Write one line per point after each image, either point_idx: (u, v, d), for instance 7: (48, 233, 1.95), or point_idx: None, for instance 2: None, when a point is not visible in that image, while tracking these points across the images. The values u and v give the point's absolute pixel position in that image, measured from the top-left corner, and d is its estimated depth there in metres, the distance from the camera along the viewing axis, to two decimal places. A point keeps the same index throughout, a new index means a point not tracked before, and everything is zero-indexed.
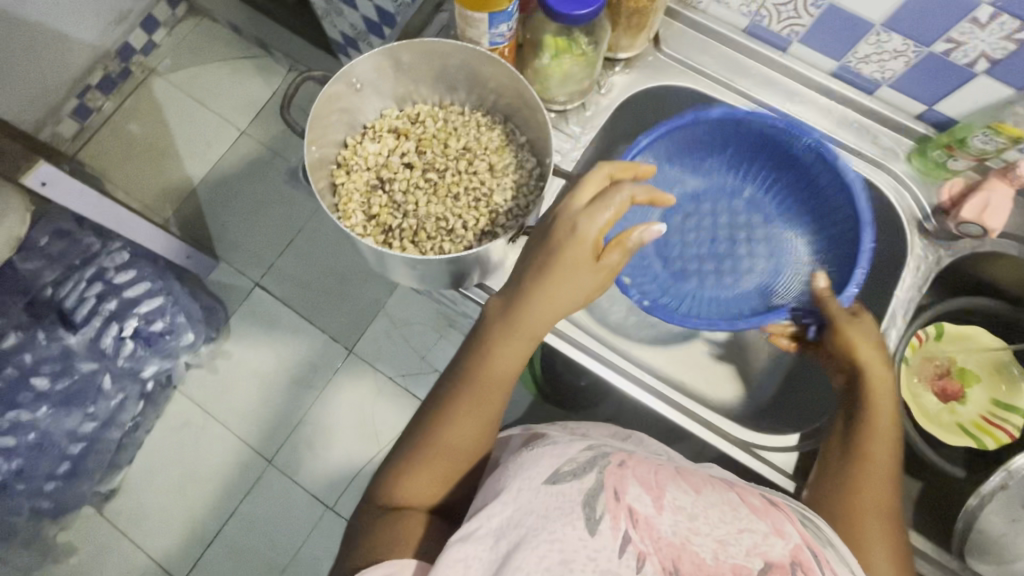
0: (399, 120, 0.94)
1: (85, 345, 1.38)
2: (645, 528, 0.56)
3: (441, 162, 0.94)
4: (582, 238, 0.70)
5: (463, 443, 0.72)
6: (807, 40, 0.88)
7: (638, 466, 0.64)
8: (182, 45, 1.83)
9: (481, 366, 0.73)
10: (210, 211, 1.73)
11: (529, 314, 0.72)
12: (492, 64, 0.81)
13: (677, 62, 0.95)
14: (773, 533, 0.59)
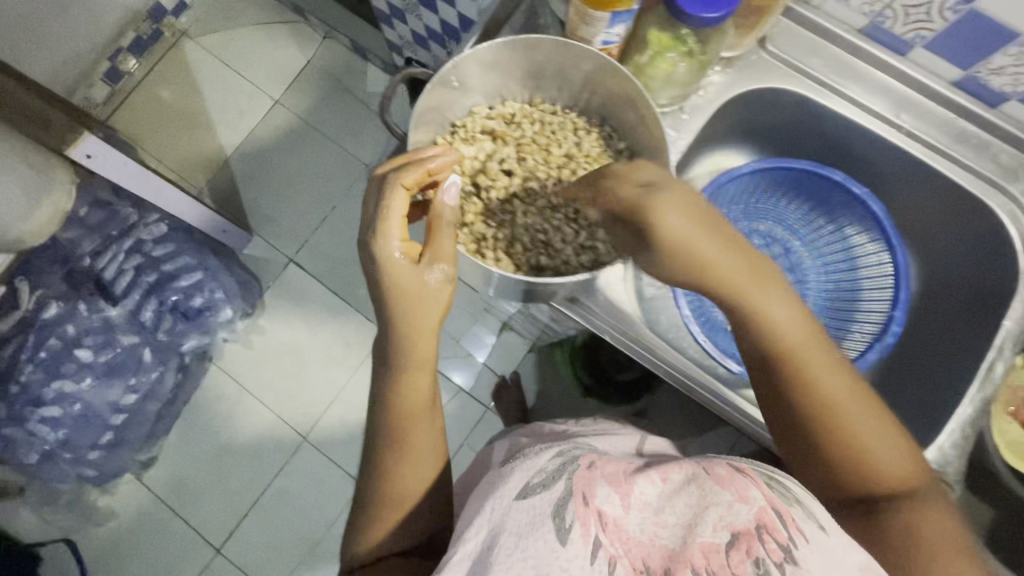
0: (494, 119, 0.87)
1: (126, 317, 1.39)
2: (614, 530, 0.51)
3: (538, 166, 0.86)
4: (394, 262, 0.72)
5: (409, 480, 0.73)
6: (935, 46, 0.74)
7: (606, 465, 0.58)
8: (215, 8, 1.76)
9: (396, 402, 0.75)
10: (243, 183, 1.69)
11: (409, 345, 0.74)
12: (599, 64, 0.74)
13: (782, 63, 0.83)
14: (737, 499, 0.52)
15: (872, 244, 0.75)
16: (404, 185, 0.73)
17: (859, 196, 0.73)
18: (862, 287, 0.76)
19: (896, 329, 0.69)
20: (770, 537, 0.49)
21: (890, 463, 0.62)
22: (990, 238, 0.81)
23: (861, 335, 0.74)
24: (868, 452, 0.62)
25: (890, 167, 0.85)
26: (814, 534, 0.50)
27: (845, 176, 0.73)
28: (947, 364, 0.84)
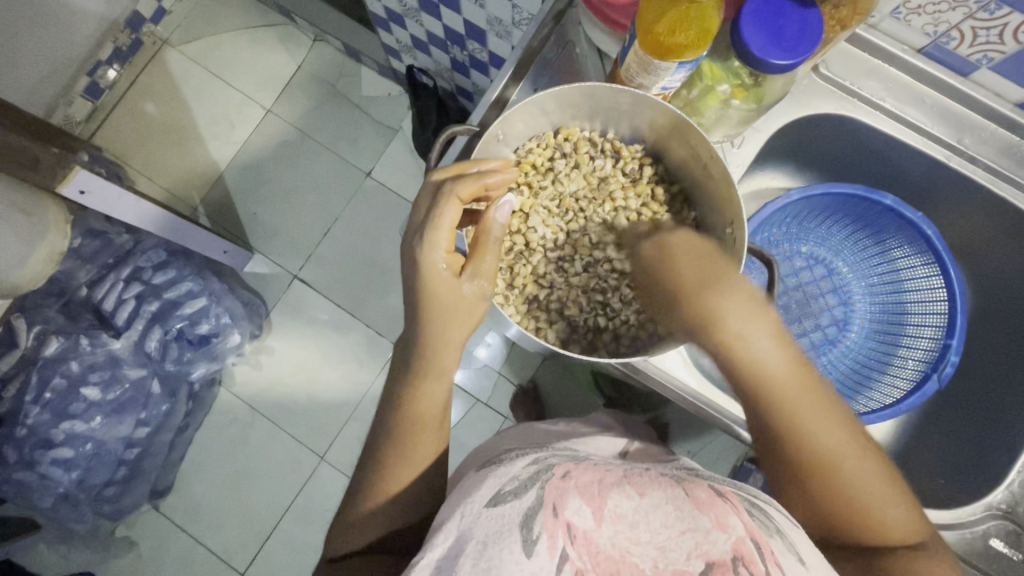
0: (535, 163, 0.71)
1: (130, 349, 1.33)
2: (583, 543, 0.46)
3: (591, 219, 0.73)
4: (436, 274, 0.63)
5: (403, 487, 0.64)
6: (1003, 69, 0.61)
7: (583, 474, 0.53)
8: (196, 13, 1.67)
9: (407, 410, 0.66)
10: (239, 199, 1.62)
11: (434, 360, 0.67)
12: (654, 112, 0.59)
13: (834, 87, 0.70)
14: (714, 527, 0.48)
15: (924, 267, 0.71)
16: (459, 199, 0.62)
17: (912, 221, 0.69)
18: (910, 312, 0.73)
19: (954, 361, 0.66)
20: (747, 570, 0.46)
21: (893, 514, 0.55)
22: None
23: (911, 365, 0.71)
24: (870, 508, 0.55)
25: (946, 196, 0.74)
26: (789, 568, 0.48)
27: (898, 203, 0.68)
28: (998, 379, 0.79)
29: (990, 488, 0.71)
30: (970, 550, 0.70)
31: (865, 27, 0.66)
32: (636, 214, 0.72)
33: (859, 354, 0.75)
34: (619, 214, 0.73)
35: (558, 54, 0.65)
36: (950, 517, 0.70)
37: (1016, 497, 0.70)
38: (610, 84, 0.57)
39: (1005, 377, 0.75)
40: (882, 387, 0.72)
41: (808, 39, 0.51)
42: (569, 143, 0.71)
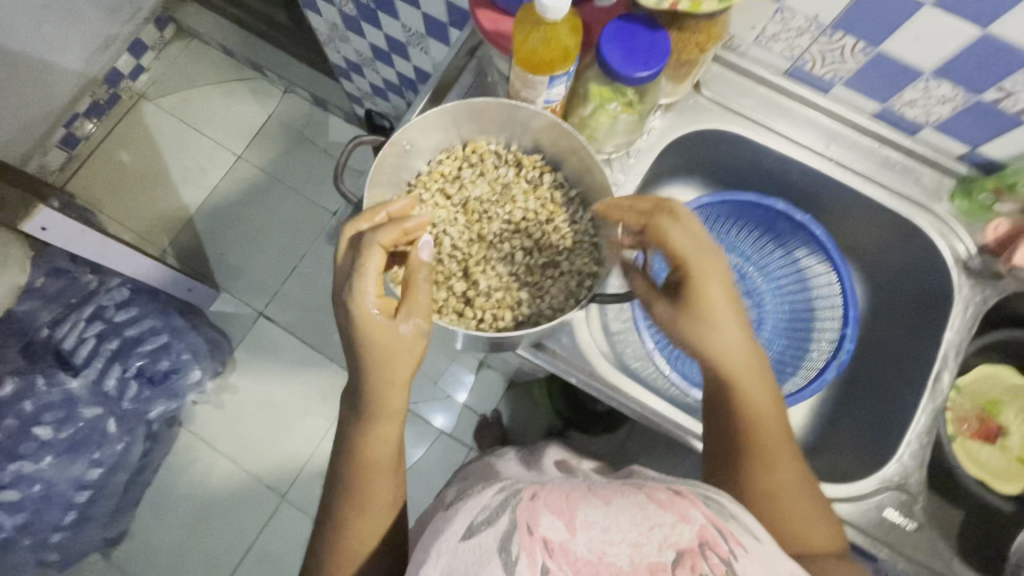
0: (443, 173, 0.73)
1: (87, 387, 1.31)
2: (561, 555, 0.41)
3: (493, 220, 0.74)
4: (369, 320, 0.62)
5: (371, 525, 0.63)
6: (854, 85, 0.65)
7: (552, 491, 0.47)
8: (172, 69, 1.78)
9: (355, 452, 0.64)
10: (208, 241, 1.67)
11: (374, 395, 0.63)
12: (544, 123, 0.63)
13: (718, 107, 0.71)
14: (679, 517, 0.44)
15: (818, 264, 0.77)
16: (382, 246, 0.62)
17: (802, 222, 0.74)
18: (814, 308, 0.78)
19: (849, 348, 0.71)
20: (715, 553, 0.43)
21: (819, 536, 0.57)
22: (921, 256, 0.70)
23: (818, 355, 0.75)
24: (791, 504, 0.58)
25: (831, 201, 0.74)
26: (752, 546, 0.45)
27: (786, 207, 0.74)
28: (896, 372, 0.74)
29: (883, 461, 0.68)
30: (868, 523, 0.65)
31: (736, 55, 0.70)
32: (535, 216, 0.74)
33: (772, 351, 0.79)
34: (519, 214, 0.74)
35: (473, 83, 0.73)
36: (846, 488, 0.66)
37: (909, 467, 0.66)
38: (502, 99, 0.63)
39: (898, 365, 0.73)
40: (792, 378, 0.76)
41: (665, 58, 0.53)
42: (477, 155, 0.73)
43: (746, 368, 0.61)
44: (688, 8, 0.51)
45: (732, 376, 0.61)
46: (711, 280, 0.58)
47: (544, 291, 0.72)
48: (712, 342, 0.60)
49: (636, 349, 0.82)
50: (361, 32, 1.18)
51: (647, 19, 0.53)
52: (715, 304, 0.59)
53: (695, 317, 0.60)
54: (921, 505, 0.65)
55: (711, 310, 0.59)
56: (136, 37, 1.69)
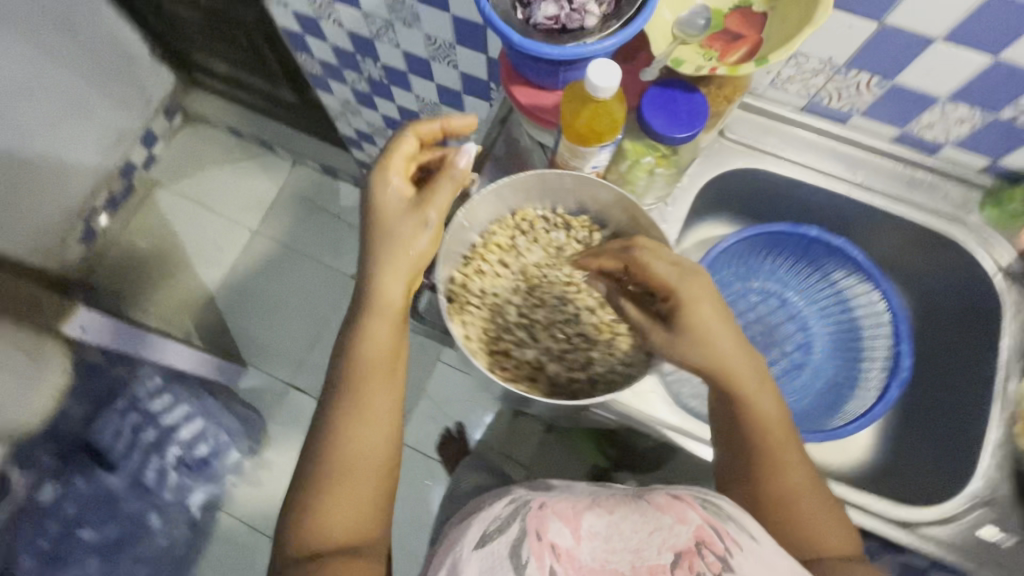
0: (498, 242, 0.68)
1: (127, 481, 1.30)
2: (568, 560, 0.44)
3: (556, 286, 0.68)
4: (388, 202, 0.59)
5: (367, 437, 0.55)
6: (872, 114, 0.68)
7: (560, 499, 0.51)
8: (183, 155, 1.83)
9: (354, 354, 0.57)
10: (231, 317, 1.69)
11: (377, 291, 0.58)
12: (597, 192, 0.63)
13: (743, 147, 0.74)
14: (677, 520, 0.46)
15: (859, 284, 0.79)
16: (417, 134, 0.61)
17: (838, 246, 0.77)
18: (861, 325, 0.79)
19: (908, 363, 0.71)
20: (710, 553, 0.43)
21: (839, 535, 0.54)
22: (961, 268, 0.72)
23: (875, 374, 0.76)
24: (799, 504, 0.55)
25: (863, 222, 0.76)
26: (748, 544, 0.45)
27: (821, 233, 0.77)
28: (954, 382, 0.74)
29: (967, 477, 0.67)
30: (963, 543, 0.64)
31: (754, 97, 0.73)
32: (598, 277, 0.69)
33: (829, 372, 0.80)
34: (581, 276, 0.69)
35: (506, 150, 0.75)
36: (938, 511, 0.65)
37: (997, 483, 0.66)
38: (552, 171, 0.62)
39: (963, 377, 0.73)
40: (855, 399, 0.76)
41: (703, 119, 0.55)
42: (527, 224, 0.68)
43: (745, 370, 0.57)
44: (727, 73, 0.53)
45: (739, 387, 0.57)
46: (701, 300, 0.55)
47: (617, 347, 0.66)
48: (718, 361, 0.56)
49: (693, 387, 0.79)
50: (373, 105, 1.23)
51: (683, 86, 0.56)
52: (710, 328, 0.56)
53: (692, 343, 0.56)
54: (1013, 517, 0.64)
55: (706, 333, 0.56)
56: (147, 128, 1.75)
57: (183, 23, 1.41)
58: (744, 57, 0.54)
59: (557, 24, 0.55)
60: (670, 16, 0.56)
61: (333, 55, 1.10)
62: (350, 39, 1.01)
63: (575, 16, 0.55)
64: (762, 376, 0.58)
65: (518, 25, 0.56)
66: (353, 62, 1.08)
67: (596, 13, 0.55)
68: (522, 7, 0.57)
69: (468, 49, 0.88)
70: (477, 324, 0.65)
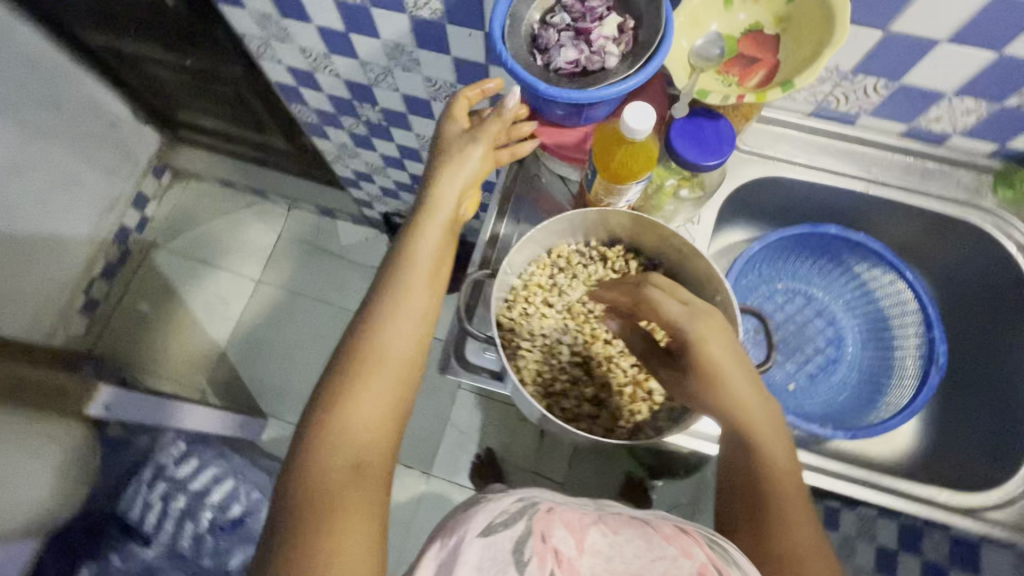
0: (538, 282, 0.69)
1: (163, 553, 1.25)
2: (568, 567, 0.43)
3: (599, 318, 0.70)
4: (447, 132, 0.64)
5: (408, 344, 0.55)
6: (879, 114, 0.70)
7: (566, 508, 0.50)
8: (176, 213, 1.82)
9: (401, 256, 0.59)
10: (245, 370, 1.67)
11: (428, 198, 0.61)
12: (631, 224, 0.65)
13: (755, 156, 0.76)
14: (680, 554, 0.45)
15: (884, 274, 0.80)
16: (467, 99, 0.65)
17: (859, 241, 0.78)
18: (888, 313, 0.81)
19: (943, 350, 0.73)
20: None
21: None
22: (982, 250, 0.75)
23: (911, 362, 0.77)
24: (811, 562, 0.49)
25: (879, 214, 0.78)
26: None
27: (841, 230, 0.78)
28: (989, 362, 0.76)
29: (1017, 457, 0.69)
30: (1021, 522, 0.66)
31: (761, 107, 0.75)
32: None
33: (863, 361, 0.82)
34: None
35: (526, 187, 0.75)
36: (995, 495, 0.67)
37: None
38: (586, 210, 0.64)
39: (998, 357, 0.75)
40: (894, 389, 0.77)
41: (731, 145, 0.58)
42: (563, 260, 0.70)
43: (759, 415, 0.54)
44: (755, 100, 0.56)
45: (750, 432, 0.53)
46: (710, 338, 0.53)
47: None
48: (730, 402, 0.53)
49: None
50: (371, 146, 1.23)
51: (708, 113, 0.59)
52: (722, 368, 0.53)
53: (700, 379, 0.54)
54: None
55: (716, 371, 0.53)
56: (138, 191, 1.72)
57: (167, 84, 1.41)
58: (763, 80, 0.57)
59: (579, 67, 0.57)
60: (686, 45, 0.58)
61: (329, 103, 1.10)
62: (347, 87, 1.02)
63: (595, 58, 0.57)
64: (776, 425, 0.55)
65: (538, 72, 0.57)
66: (350, 108, 1.09)
67: (615, 53, 0.57)
68: (539, 53, 0.58)
69: (469, 87, 0.89)
70: (530, 365, 0.68)
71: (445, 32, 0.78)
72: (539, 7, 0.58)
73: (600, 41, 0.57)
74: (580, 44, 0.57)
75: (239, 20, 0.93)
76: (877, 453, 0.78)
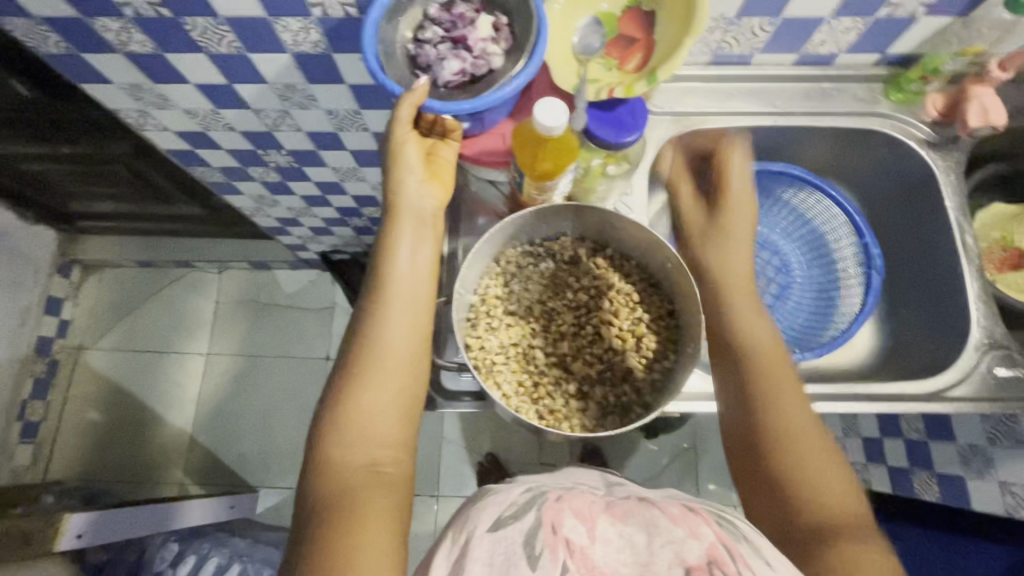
0: (495, 294, 0.69)
1: None
2: (580, 556, 0.42)
3: (563, 313, 0.70)
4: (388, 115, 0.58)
5: (407, 346, 0.54)
6: (770, 49, 0.73)
7: (575, 495, 0.49)
8: (98, 307, 1.68)
9: (380, 262, 0.56)
10: (219, 448, 1.59)
11: (392, 197, 0.58)
12: (572, 215, 0.66)
13: (670, 115, 0.78)
14: (688, 535, 0.43)
15: (809, 196, 0.85)
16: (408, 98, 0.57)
17: (780, 171, 0.82)
18: (823, 231, 0.85)
19: (877, 252, 0.80)
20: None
21: (855, 544, 0.51)
22: (892, 152, 0.80)
23: (853, 270, 0.83)
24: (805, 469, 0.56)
25: (792, 142, 0.82)
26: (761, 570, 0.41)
27: (763, 164, 0.81)
28: (921, 252, 0.82)
29: (966, 332, 0.74)
30: (987, 390, 0.71)
31: None
32: (595, 289, 0.71)
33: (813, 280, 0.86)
34: (583, 296, 0.71)
35: (459, 201, 0.74)
36: (956, 374, 0.72)
37: (992, 328, 0.73)
38: (524, 212, 0.64)
39: (925, 248, 0.81)
40: (846, 299, 0.82)
41: (641, 121, 0.61)
42: (513, 266, 0.70)
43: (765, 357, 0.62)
44: (624, 94, 0.58)
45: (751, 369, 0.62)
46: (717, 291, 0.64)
47: (642, 348, 0.68)
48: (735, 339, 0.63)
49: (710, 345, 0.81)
50: (289, 190, 1.18)
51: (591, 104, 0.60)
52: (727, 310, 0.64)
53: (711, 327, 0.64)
54: (1018, 349, 0.71)
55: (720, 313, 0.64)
56: (48, 296, 1.58)
57: (48, 177, 1.27)
58: (641, 62, 0.59)
59: (466, 76, 0.58)
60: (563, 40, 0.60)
61: (232, 158, 1.04)
62: (246, 138, 0.96)
63: (480, 62, 0.57)
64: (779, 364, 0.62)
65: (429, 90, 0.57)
66: (255, 158, 1.03)
67: (499, 53, 0.58)
68: (423, 72, 0.58)
69: (373, 110, 0.86)
70: (510, 378, 0.68)
71: (333, 62, 0.75)
72: (408, 25, 0.58)
73: (479, 45, 0.58)
74: (461, 54, 0.57)
75: (108, 96, 0.86)
76: (841, 363, 0.84)
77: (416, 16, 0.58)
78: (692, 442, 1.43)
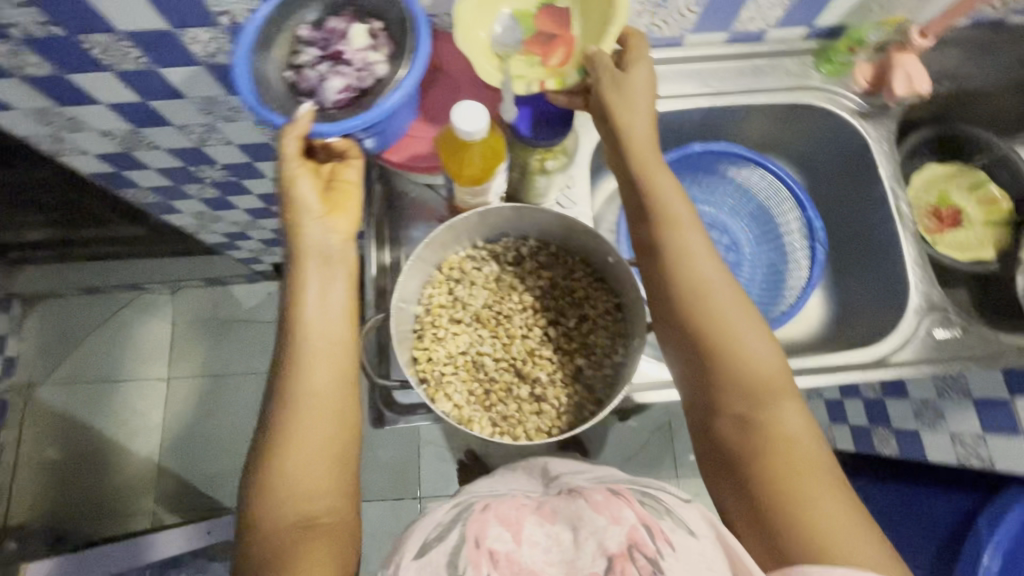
0: (438, 303, 0.68)
1: None
2: (506, 564, 0.42)
3: (510, 316, 0.70)
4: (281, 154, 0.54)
5: (327, 392, 0.52)
6: (700, 29, 0.72)
7: (503, 500, 0.49)
8: (48, 338, 1.55)
9: (288, 308, 0.53)
10: (191, 474, 1.54)
11: (293, 239, 0.54)
12: (508, 215, 0.64)
13: None
14: (610, 521, 0.43)
15: (752, 172, 0.85)
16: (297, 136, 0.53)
17: (721, 150, 0.82)
18: (768, 206, 0.87)
19: (821, 226, 0.80)
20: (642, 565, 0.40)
21: (827, 500, 0.48)
22: (825, 124, 0.81)
23: (798, 243, 0.83)
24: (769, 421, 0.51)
25: (731, 122, 0.83)
26: (680, 543, 0.41)
27: (704, 145, 0.81)
28: (861, 220, 0.83)
29: (904, 297, 0.76)
30: (928, 351, 0.74)
31: None
32: (540, 288, 0.70)
33: (760, 255, 0.87)
34: (528, 297, 0.70)
35: (398, 209, 0.72)
36: (897, 339, 0.74)
37: (929, 291, 0.75)
38: (463, 215, 0.62)
39: (863, 216, 0.82)
40: (793, 273, 0.83)
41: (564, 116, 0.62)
42: (455, 271, 0.69)
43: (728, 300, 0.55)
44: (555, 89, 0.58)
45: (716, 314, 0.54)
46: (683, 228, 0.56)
47: (590, 346, 0.69)
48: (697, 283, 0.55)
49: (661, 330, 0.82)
50: (230, 205, 1.13)
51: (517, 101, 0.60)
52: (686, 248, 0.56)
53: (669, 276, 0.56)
54: (954, 311, 0.74)
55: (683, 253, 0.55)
56: None
57: None
58: (563, 56, 0.59)
59: (353, 91, 0.58)
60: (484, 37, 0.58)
61: (163, 177, 0.98)
62: (174, 156, 0.91)
63: (363, 73, 0.58)
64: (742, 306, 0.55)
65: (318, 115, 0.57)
66: (188, 175, 0.98)
67: (381, 58, 0.58)
68: (308, 97, 0.58)
69: None
70: (460, 388, 0.67)
71: None
72: (279, 56, 0.58)
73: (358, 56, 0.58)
74: (341, 70, 0.58)
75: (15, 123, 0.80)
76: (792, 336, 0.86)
77: (286, 44, 0.58)
78: (667, 418, 1.46)
